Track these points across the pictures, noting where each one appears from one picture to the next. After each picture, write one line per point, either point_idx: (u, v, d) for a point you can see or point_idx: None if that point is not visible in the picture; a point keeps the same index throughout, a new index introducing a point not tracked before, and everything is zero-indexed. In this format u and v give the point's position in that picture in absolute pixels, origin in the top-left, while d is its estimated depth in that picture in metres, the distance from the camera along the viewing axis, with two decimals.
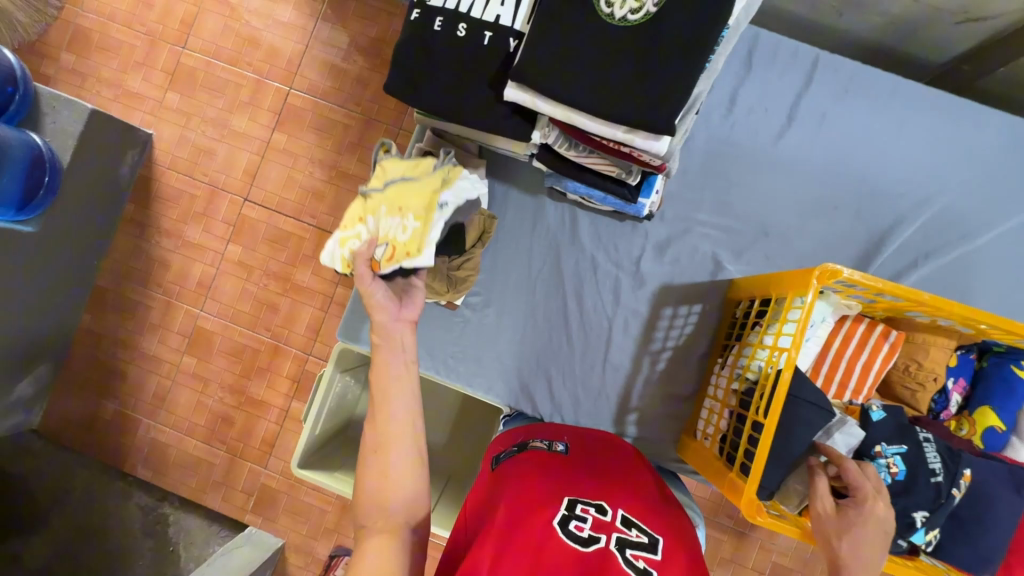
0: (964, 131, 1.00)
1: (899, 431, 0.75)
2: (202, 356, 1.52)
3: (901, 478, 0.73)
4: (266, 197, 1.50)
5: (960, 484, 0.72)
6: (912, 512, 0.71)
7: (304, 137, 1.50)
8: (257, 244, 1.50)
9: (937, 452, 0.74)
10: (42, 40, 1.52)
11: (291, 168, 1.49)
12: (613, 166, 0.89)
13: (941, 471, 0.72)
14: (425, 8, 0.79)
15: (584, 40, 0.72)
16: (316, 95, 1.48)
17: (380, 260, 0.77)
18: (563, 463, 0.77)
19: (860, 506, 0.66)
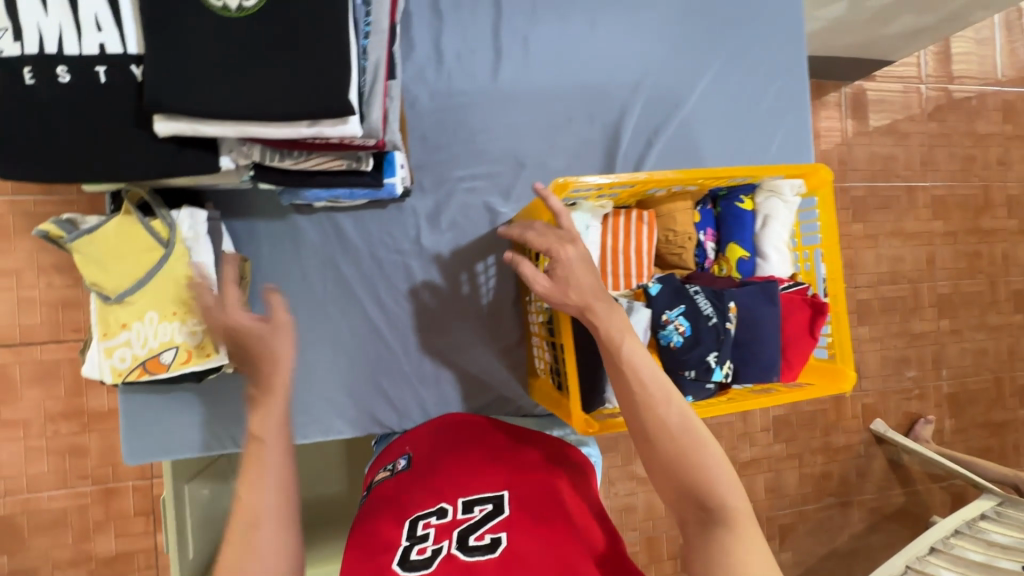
0: (645, 12, 1.07)
1: (675, 294, 0.80)
2: (15, 546, 1.24)
3: (688, 333, 0.78)
4: (4, 334, 1.20)
5: (731, 317, 0.79)
6: (706, 357, 0.78)
7: (20, 251, 1.19)
8: (23, 392, 1.22)
9: (708, 299, 0.80)
10: None
11: (22, 291, 1.20)
12: (339, 159, 0.81)
13: (713, 314, 0.78)
14: (2, 62, 0.59)
15: (209, 41, 0.60)
16: (10, 195, 1.18)
17: (172, 363, 0.78)
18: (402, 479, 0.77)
19: (560, 260, 0.70)
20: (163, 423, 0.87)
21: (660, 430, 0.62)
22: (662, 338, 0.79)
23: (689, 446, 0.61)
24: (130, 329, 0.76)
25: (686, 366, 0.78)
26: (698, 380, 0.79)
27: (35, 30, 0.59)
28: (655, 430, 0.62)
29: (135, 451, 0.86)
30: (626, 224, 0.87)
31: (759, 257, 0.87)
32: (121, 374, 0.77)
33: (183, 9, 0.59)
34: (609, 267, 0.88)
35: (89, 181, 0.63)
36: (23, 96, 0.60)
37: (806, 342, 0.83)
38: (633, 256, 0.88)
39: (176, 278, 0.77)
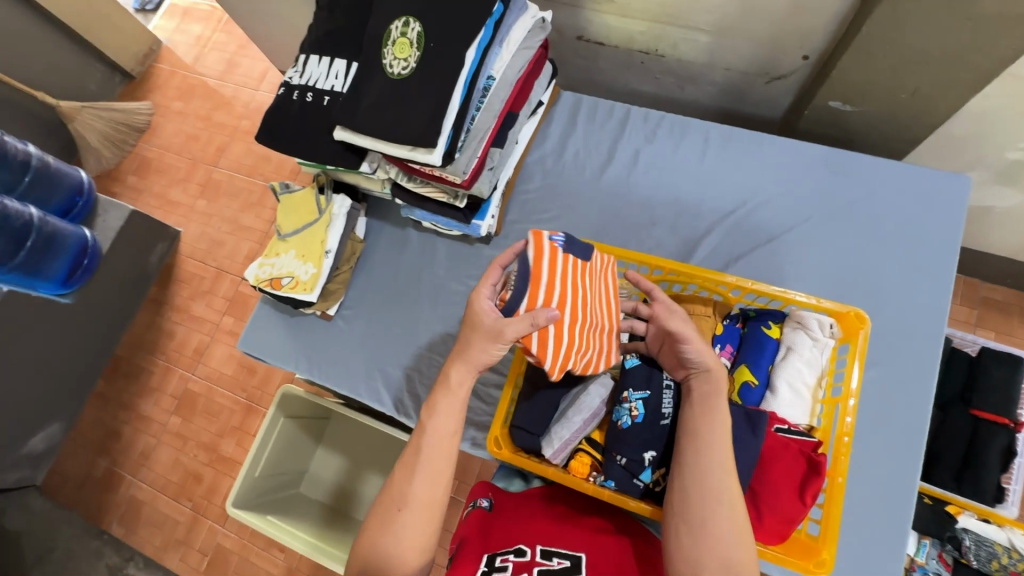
0: (763, 153, 1.13)
1: (646, 377, 0.78)
2: None
3: (639, 420, 0.76)
4: None
5: None
6: (642, 452, 0.75)
7: None
8: None
9: (676, 398, 0.77)
10: (177, 199, 2.44)
11: None
12: (442, 192, 1.09)
13: (670, 415, 0.75)
14: (289, 86, 1.06)
15: (377, 90, 0.95)
16: None
17: (285, 286, 1.12)
18: (486, 522, 0.80)
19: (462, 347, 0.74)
20: (269, 329, 1.22)
21: (711, 500, 0.63)
22: (615, 416, 0.79)
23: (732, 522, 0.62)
24: (278, 257, 1.15)
25: (619, 450, 0.76)
26: (632, 473, 0.75)
27: (309, 74, 1.05)
28: (710, 497, 0.63)
29: (249, 343, 1.22)
30: (545, 262, 0.71)
31: (769, 389, 0.79)
32: (259, 281, 1.15)
33: (374, 71, 0.95)
34: (572, 338, 0.72)
35: (296, 158, 1.05)
36: (288, 104, 1.05)
37: (791, 504, 0.70)
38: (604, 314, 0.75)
39: (317, 236, 1.14)
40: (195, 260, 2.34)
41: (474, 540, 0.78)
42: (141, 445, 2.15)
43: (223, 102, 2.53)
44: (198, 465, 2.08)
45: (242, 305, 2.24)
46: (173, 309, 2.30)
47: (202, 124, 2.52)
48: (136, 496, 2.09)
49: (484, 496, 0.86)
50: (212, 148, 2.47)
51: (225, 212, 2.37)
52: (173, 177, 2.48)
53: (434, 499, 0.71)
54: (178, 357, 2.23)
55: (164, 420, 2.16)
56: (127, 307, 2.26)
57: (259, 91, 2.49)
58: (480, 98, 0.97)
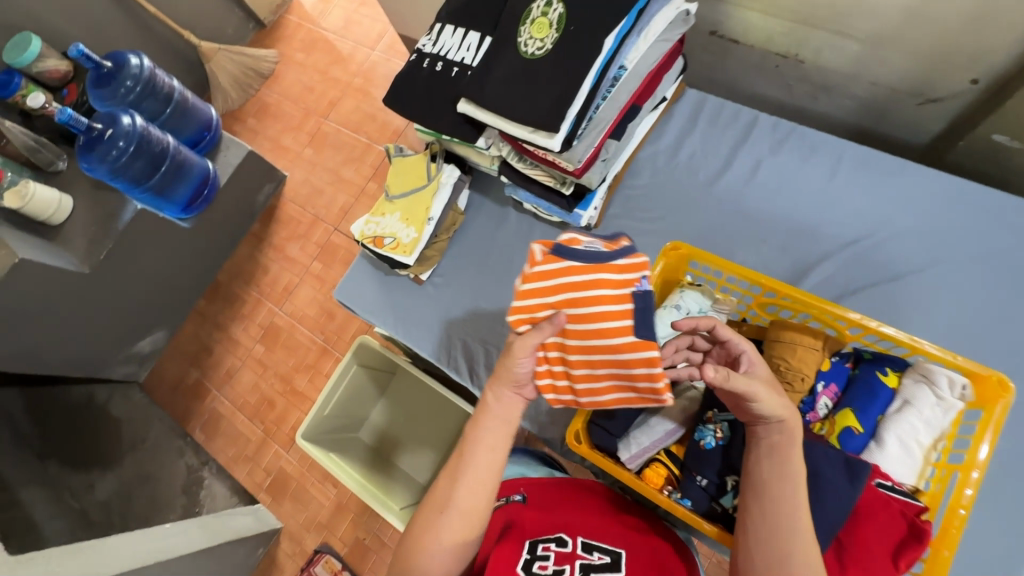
0: (902, 182, 1.03)
1: None
2: None
3: (724, 442, 0.73)
4: None
5: None
6: (725, 475, 0.73)
7: None
8: None
9: None
10: (287, 145, 2.61)
11: None
12: (549, 177, 1.09)
13: None
14: (420, 53, 1.09)
15: (508, 67, 0.95)
16: None
17: (386, 245, 1.17)
18: (521, 509, 0.85)
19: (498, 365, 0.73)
20: (363, 283, 1.28)
21: (775, 558, 0.61)
22: (697, 434, 0.77)
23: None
24: (383, 217, 1.21)
25: (700, 470, 0.74)
26: (711, 493, 0.74)
27: (441, 43, 1.07)
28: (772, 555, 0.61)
29: (345, 293, 1.29)
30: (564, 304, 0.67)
31: (874, 440, 0.74)
32: (362, 237, 1.21)
33: (507, 47, 0.96)
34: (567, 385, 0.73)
35: (418, 124, 1.08)
36: (418, 71, 1.08)
37: (882, 564, 0.65)
38: (583, 370, 0.71)
39: (422, 202, 1.18)
40: (296, 205, 2.50)
41: (512, 525, 0.82)
42: (227, 365, 2.37)
43: (339, 58, 2.64)
44: (273, 393, 2.26)
45: (331, 253, 2.38)
46: (271, 247, 2.48)
47: (318, 77, 2.65)
48: (217, 409, 2.31)
49: (517, 492, 0.90)
50: (324, 101, 2.61)
51: (328, 164, 2.50)
52: (286, 123, 2.64)
53: (476, 508, 0.71)
54: (269, 291, 2.42)
55: (249, 346, 2.36)
56: (232, 238, 2.47)
57: (374, 51, 2.58)
58: (608, 87, 0.95)
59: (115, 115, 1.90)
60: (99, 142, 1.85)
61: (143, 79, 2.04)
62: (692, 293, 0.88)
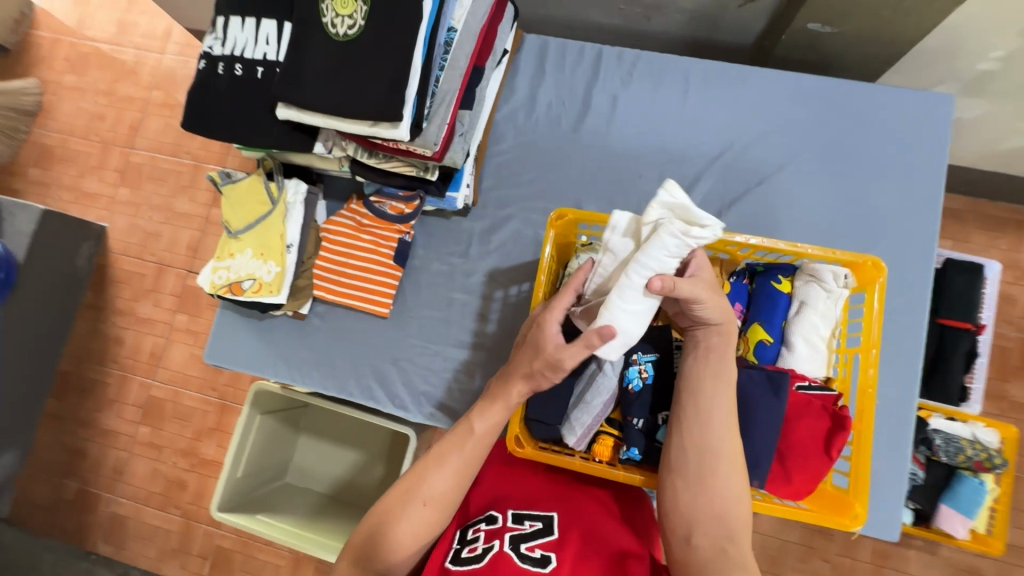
0: (745, 89, 1.07)
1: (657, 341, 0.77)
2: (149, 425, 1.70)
3: (651, 380, 0.75)
4: None
5: None
6: (659, 412, 0.74)
7: None
8: None
9: None
10: (94, 190, 2.17)
11: None
12: (410, 166, 0.98)
13: None
14: (210, 58, 0.90)
15: (322, 56, 0.81)
16: None
17: (247, 291, 1.00)
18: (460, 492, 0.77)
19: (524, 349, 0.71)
20: (236, 337, 1.10)
21: (718, 460, 0.63)
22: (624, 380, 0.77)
23: (733, 477, 0.63)
24: (232, 258, 1.02)
25: (635, 413, 0.74)
26: (648, 434, 0.74)
27: (232, 40, 0.88)
28: (711, 457, 0.63)
29: (217, 354, 1.10)
30: (353, 241, 1.06)
31: (785, 346, 0.78)
32: (216, 289, 1.02)
33: (313, 32, 0.82)
34: (338, 284, 1.06)
35: (235, 145, 0.90)
36: (214, 80, 0.89)
37: (818, 460, 0.70)
38: (348, 280, 1.06)
39: (272, 229, 1.01)
40: (131, 257, 2.11)
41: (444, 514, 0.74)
42: (112, 460, 2.02)
43: (123, 72, 2.19)
44: (180, 472, 1.98)
45: (194, 299, 2.06)
46: (116, 313, 2.09)
47: (104, 99, 2.19)
48: (117, 512, 1.99)
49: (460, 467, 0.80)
50: (123, 127, 2.17)
51: (154, 200, 2.12)
52: (83, 165, 2.18)
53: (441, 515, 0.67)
54: (133, 363, 2.06)
55: (132, 431, 2.03)
56: (62, 317, 2.04)
57: (165, 55, 2.17)
58: (442, 55, 0.86)
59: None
60: None
61: None
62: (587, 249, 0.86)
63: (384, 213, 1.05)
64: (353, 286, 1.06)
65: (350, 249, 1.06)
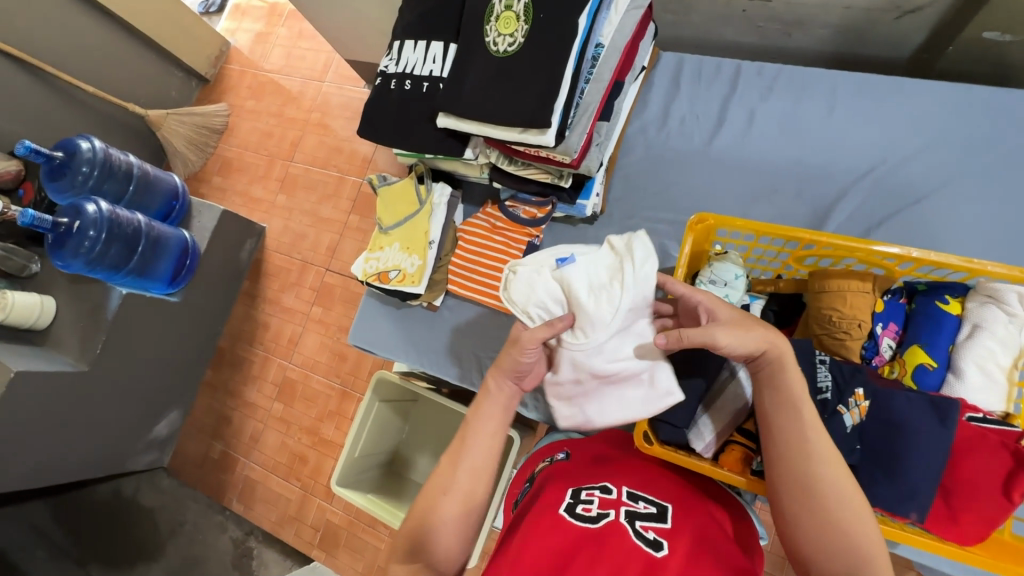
0: (902, 101, 0.99)
1: (799, 353, 0.73)
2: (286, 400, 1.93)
3: None
4: None
5: (851, 402, 0.68)
6: None
7: None
8: None
9: (831, 372, 0.71)
10: (259, 196, 2.54)
11: None
12: (546, 173, 1.04)
13: (828, 389, 0.69)
14: (385, 76, 1.04)
15: (483, 71, 0.91)
16: None
17: (392, 279, 1.12)
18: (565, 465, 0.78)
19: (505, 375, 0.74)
20: (377, 323, 1.22)
21: (821, 497, 0.58)
22: None
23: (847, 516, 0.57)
24: (382, 251, 1.16)
25: None
26: None
27: (405, 60, 1.02)
28: (808, 493, 0.59)
29: (360, 335, 1.24)
30: (486, 242, 1.14)
31: (951, 372, 0.71)
32: (366, 276, 1.15)
33: (476, 51, 0.92)
34: (471, 281, 1.13)
35: (398, 149, 1.03)
36: (387, 94, 1.03)
37: (992, 502, 0.62)
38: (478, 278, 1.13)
39: (419, 226, 1.13)
40: (281, 254, 2.44)
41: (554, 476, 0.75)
42: (250, 429, 2.31)
43: (291, 97, 2.57)
44: (303, 447, 2.20)
45: (328, 294, 2.31)
46: (266, 301, 2.41)
47: (274, 120, 2.58)
48: (250, 476, 2.25)
49: (562, 450, 0.84)
50: (286, 143, 2.54)
51: (305, 206, 2.43)
52: (253, 174, 2.57)
53: (476, 497, 0.67)
54: (274, 346, 2.35)
55: (268, 406, 2.30)
56: (225, 301, 2.40)
57: (325, 83, 2.51)
58: (589, 68, 0.91)
59: (79, 205, 1.79)
60: (68, 236, 1.75)
61: (99, 162, 1.92)
62: (721, 264, 0.86)
63: (517, 218, 1.13)
64: (482, 284, 1.13)
65: (483, 250, 1.14)
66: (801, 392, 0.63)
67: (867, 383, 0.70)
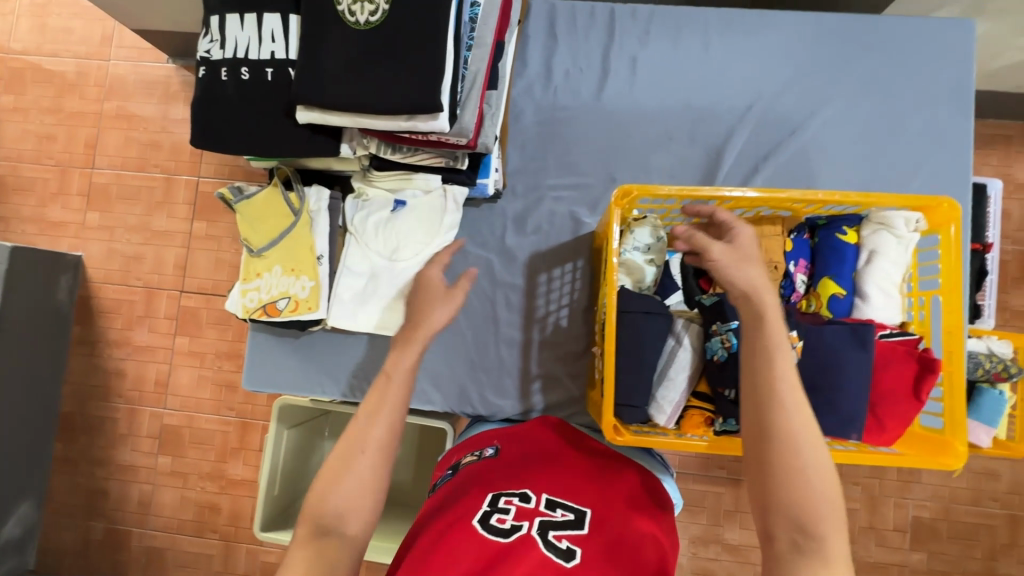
0: (765, 35, 1.03)
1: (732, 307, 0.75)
2: None
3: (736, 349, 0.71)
4: None
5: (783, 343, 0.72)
6: None
7: None
8: None
9: None
10: (58, 218, 2.01)
11: None
12: (438, 157, 0.92)
13: None
14: (209, 64, 0.81)
15: (344, 49, 0.74)
16: None
17: (284, 310, 0.95)
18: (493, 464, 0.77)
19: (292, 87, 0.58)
20: (276, 361, 1.04)
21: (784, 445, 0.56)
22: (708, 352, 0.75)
23: (807, 462, 0.55)
24: (261, 278, 0.96)
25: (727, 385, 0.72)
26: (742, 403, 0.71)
27: (232, 41, 0.80)
28: (765, 436, 0.57)
29: (255, 378, 1.05)
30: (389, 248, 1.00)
31: (858, 297, 0.78)
32: (248, 313, 0.96)
33: (330, 24, 0.75)
34: None
35: (252, 157, 0.82)
36: (218, 88, 0.81)
37: (910, 405, 0.71)
38: None
39: (300, 241, 0.95)
40: (114, 284, 1.99)
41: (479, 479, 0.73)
42: (136, 494, 1.95)
43: (67, 85, 2.00)
44: (210, 495, 1.93)
45: (192, 320, 1.96)
46: (111, 345, 1.98)
47: (52, 118, 2.01)
48: (153, 545, 1.94)
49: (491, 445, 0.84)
50: (79, 145, 2.01)
51: (128, 220, 1.98)
52: (42, 192, 2.01)
53: None
54: (139, 393, 1.97)
55: (151, 463, 1.96)
56: (53, 357, 1.92)
57: (112, 61, 1.98)
58: (468, 32, 0.80)
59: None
60: None
61: None
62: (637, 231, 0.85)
63: None
64: None
65: None
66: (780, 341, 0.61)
67: (797, 323, 0.74)
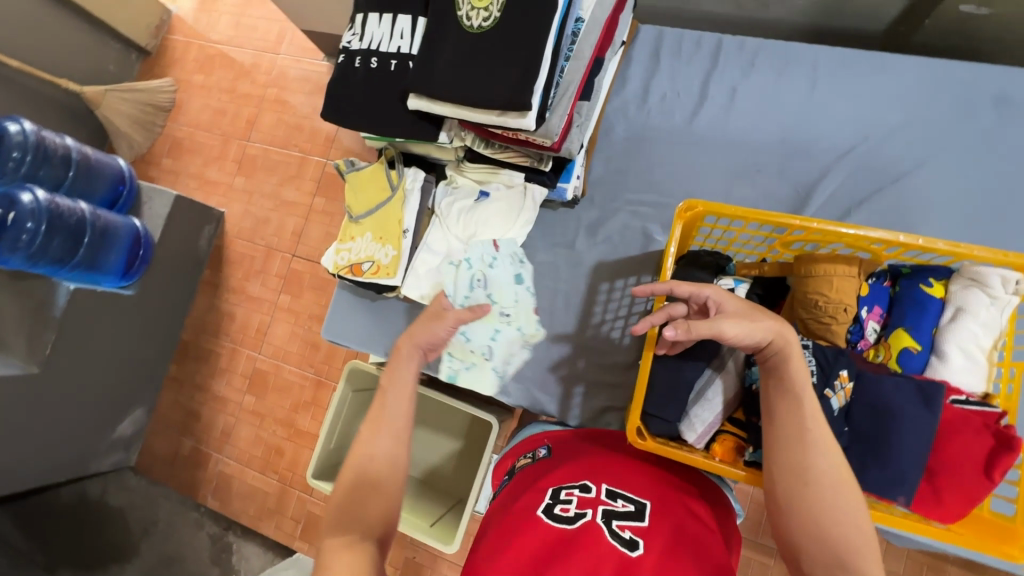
0: (879, 76, 0.99)
1: None
2: None
3: None
4: None
5: (838, 384, 0.68)
6: None
7: None
8: None
9: (814, 355, 0.70)
10: (213, 179, 2.39)
11: None
12: (524, 157, 1.00)
13: (814, 371, 0.69)
14: (349, 53, 0.97)
15: (456, 47, 0.85)
16: None
17: (366, 272, 1.07)
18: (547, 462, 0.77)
19: None
20: (352, 316, 1.17)
21: (822, 481, 0.57)
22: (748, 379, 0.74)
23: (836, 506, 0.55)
24: (353, 241, 1.10)
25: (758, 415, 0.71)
26: None
27: (369, 35, 0.95)
28: (802, 478, 0.57)
29: (333, 328, 1.18)
30: None
31: (934, 355, 0.72)
32: (338, 268, 1.10)
33: (450, 27, 0.86)
34: None
35: (368, 132, 0.95)
36: (352, 73, 0.96)
37: (978, 484, 0.63)
38: None
39: (391, 214, 1.07)
40: (243, 240, 2.30)
41: (538, 477, 0.72)
42: (222, 424, 2.22)
43: (244, 71, 2.39)
44: (279, 439, 2.14)
45: (297, 282, 2.21)
46: (230, 291, 2.29)
47: (227, 97, 2.41)
48: (224, 472, 2.18)
49: (542, 446, 0.82)
50: (241, 122, 2.38)
51: (265, 188, 2.30)
52: (207, 155, 2.41)
53: None
54: (242, 337, 2.26)
55: (238, 399, 2.22)
56: (186, 292, 2.27)
57: (280, 55, 2.34)
58: (569, 45, 0.86)
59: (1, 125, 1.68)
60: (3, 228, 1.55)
61: (32, 146, 1.68)
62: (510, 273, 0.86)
63: None
64: None
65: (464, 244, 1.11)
66: (807, 388, 0.61)
67: (855, 370, 0.70)
